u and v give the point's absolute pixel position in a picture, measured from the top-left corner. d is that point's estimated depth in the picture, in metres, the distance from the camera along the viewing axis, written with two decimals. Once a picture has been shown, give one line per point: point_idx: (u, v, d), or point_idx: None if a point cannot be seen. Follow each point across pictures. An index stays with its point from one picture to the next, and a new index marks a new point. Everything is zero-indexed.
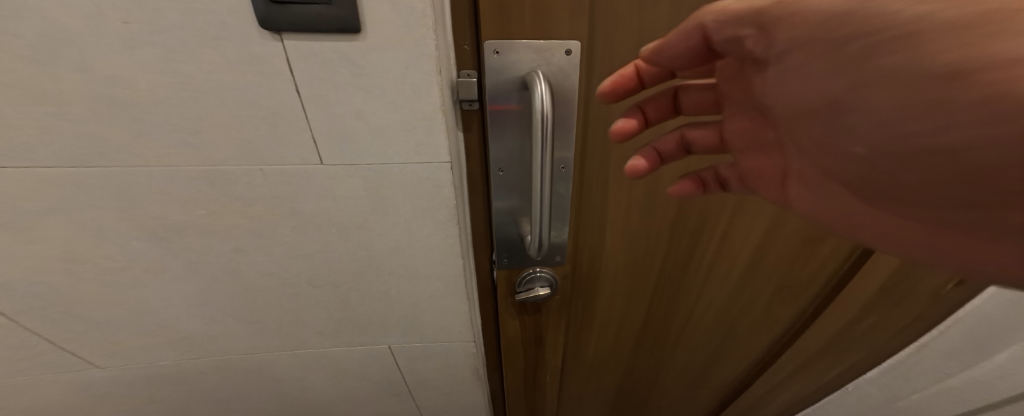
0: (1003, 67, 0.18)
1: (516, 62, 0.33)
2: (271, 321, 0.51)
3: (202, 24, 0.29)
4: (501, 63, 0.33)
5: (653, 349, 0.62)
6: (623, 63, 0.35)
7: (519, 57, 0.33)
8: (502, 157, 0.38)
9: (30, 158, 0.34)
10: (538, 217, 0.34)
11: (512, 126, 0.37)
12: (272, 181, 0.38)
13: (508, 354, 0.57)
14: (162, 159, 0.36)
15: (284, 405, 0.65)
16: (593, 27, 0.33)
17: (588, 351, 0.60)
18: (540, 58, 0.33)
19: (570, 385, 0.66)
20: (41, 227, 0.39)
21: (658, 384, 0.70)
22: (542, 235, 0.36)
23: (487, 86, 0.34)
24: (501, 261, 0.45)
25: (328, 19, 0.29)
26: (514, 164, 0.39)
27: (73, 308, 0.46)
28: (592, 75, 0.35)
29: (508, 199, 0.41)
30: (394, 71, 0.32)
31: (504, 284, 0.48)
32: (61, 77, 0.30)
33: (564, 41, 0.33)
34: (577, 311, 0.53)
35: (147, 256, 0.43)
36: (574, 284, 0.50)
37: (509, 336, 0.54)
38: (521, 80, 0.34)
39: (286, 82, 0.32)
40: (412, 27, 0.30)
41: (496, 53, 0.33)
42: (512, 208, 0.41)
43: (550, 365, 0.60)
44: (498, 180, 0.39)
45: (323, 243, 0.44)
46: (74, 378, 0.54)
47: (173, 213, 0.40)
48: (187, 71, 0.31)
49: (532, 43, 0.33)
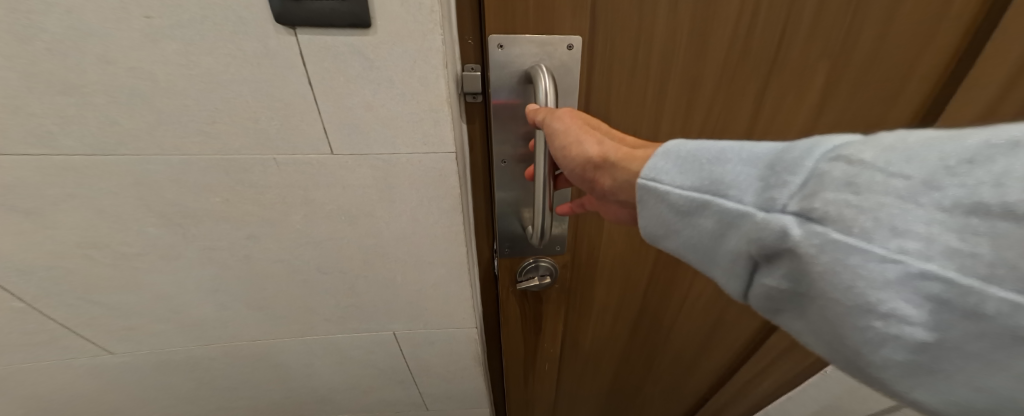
0: (554, 133, 0.31)
1: (519, 56, 0.35)
2: (280, 308, 0.53)
3: (221, 18, 0.31)
4: (505, 57, 0.35)
5: (645, 339, 0.65)
6: (622, 61, 0.35)
7: (522, 50, 0.35)
8: (505, 148, 0.40)
9: (54, 146, 0.36)
10: (541, 210, 0.34)
11: (515, 120, 0.39)
12: (284, 170, 0.40)
13: (506, 341, 0.58)
14: (181, 148, 0.37)
15: (292, 392, 0.67)
16: (594, 21, 0.33)
17: (586, 340, 0.62)
18: (542, 52, 0.35)
19: (567, 372, 0.68)
20: (61, 213, 0.40)
21: (649, 373, 0.73)
22: (545, 227, 0.35)
23: (491, 81, 0.36)
24: (503, 250, 0.47)
25: (341, 14, 0.31)
26: (517, 155, 0.41)
27: (90, 294, 0.48)
28: (593, 71, 0.36)
29: (510, 190, 0.43)
30: (403, 64, 0.34)
31: (506, 272, 0.50)
32: (86, 69, 0.32)
33: (565, 37, 0.34)
34: (575, 301, 0.55)
35: (163, 243, 0.44)
36: (574, 275, 0.51)
37: (511, 323, 0.56)
38: (524, 75, 0.36)
39: (299, 75, 0.34)
40: (420, 22, 0.32)
41: (500, 47, 0.34)
42: (514, 198, 0.44)
43: (549, 352, 0.62)
44: (501, 170, 0.41)
45: (332, 231, 0.45)
46: (88, 363, 0.56)
47: (189, 201, 0.41)
48: (206, 63, 0.33)
49: (536, 37, 0.34)
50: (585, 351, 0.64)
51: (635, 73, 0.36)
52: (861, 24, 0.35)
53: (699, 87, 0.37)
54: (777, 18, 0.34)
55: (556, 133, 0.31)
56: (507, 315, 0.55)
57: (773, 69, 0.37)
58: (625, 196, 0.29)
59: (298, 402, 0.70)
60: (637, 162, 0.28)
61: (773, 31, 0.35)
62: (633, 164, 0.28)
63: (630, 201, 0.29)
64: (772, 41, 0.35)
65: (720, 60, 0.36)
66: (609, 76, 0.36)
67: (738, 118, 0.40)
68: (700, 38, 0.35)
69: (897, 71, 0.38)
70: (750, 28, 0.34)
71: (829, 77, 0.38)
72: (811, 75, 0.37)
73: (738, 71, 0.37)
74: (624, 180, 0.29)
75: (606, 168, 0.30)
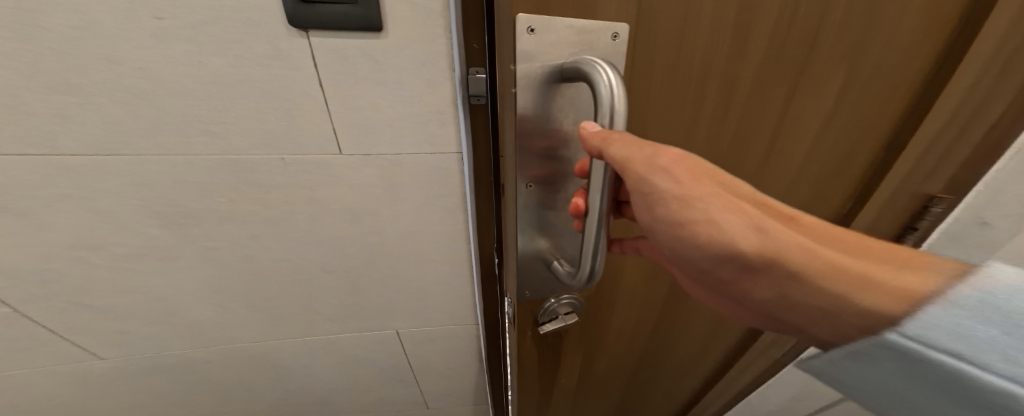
0: (686, 206, 0.26)
1: (554, 45, 0.26)
2: (281, 308, 0.53)
3: (231, 21, 0.31)
4: (536, 45, 0.26)
5: (657, 348, 0.61)
6: (664, 61, 0.29)
7: (557, 37, 0.26)
8: (530, 168, 0.30)
9: (51, 146, 0.35)
10: (589, 250, 0.27)
11: (544, 130, 0.29)
12: (292, 170, 0.40)
13: (520, 382, 0.46)
14: (185, 148, 0.37)
15: (288, 394, 0.67)
16: (641, 5, 0.26)
17: (601, 365, 0.54)
18: (581, 41, 0.26)
19: (580, 401, 0.58)
20: (55, 214, 0.39)
21: (656, 380, 0.70)
22: (597, 268, 0.27)
23: (515, 82, 0.27)
24: (523, 292, 0.36)
25: (353, 18, 0.32)
26: (544, 177, 0.31)
27: (81, 297, 0.47)
28: (633, 70, 0.29)
29: (533, 219, 0.33)
30: (411, 67, 0.36)
31: (523, 316, 0.39)
32: (89, 69, 0.32)
33: (611, 24, 0.26)
34: (593, 332, 0.48)
35: (163, 244, 0.44)
36: (591, 308, 0.44)
37: (526, 363, 0.44)
38: (558, 72, 0.27)
39: (309, 77, 0.35)
40: (430, 27, 0.34)
41: (531, 32, 0.25)
42: (538, 226, 0.34)
43: (564, 387, 0.52)
44: (524, 196, 0.32)
45: (338, 230, 0.46)
46: (74, 369, 0.54)
47: (191, 200, 0.41)
48: (215, 64, 0.33)
49: (575, 22, 0.26)
50: (593, 378, 0.56)
51: (680, 73, 0.30)
52: (876, 20, 0.35)
53: (737, 88, 0.33)
54: (814, 13, 0.32)
55: (693, 207, 0.26)
56: (521, 357, 0.43)
57: (803, 70, 0.35)
58: (788, 303, 0.27)
59: (296, 404, 0.69)
60: (835, 279, 0.25)
61: (809, 26, 0.32)
62: (817, 278, 0.25)
63: (791, 311, 0.27)
64: (806, 41, 0.33)
65: (759, 56, 0.32)
66: (650, 75, 0.30)
67: (764, 123, 0.37)
68: (741, 37, 0.30)
69: (891, 69, 0.39)
70: (791, 24, 0.31)
71: (845, 74, 0.37)
72: (829, 74, 0.36)
73: (772, 74, 0.34)
74: (797, 288, 0.26)
75: (765, 269, 0.26)
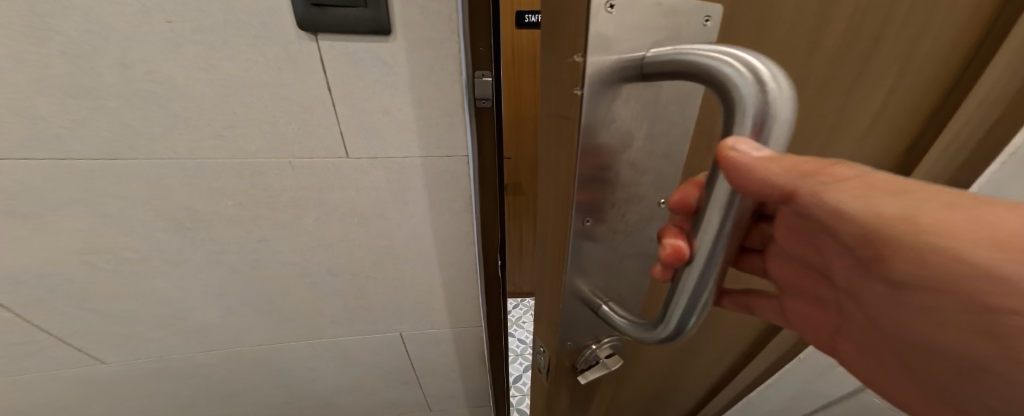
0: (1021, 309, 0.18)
1: (635, 28, 0.19)
2: (286, 312, 0.53)
3: (243, 24, 0.31)
4: (616, 29, 0.19)
5: (676, 367, 0.57)
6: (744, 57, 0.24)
7: (640, 18, 0.19)
8: (592, 195, 0.23)
9: (59, 150, 0.35)
10: (684, 306, 0.21)
11: (611, 144, 0.22)
12: (300, 173, 0.40)
13: None
14: (194, 152, 0.37)
15: (292, 397, 0.67)
16: None
17: (626, 396, 0.48)
18: (669, 25, 0.20)
19: None
20: (61, 218, 0.39)
21: (671, 395, 0.66)
22: (694, 321, 0.21)
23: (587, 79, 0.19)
24: (564, 340, 0.29)
25: (364, 21, 0.32)
26: (608, 203, 0.24)
27: (86, 301, 0.46)
28: None
29: (590, 254, 0.26)
30: (420, 70, 0.36)
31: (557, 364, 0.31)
32: (101, 73, 0.32)
33: (703, 4, 0.21)
34: (629, 368, 0.39)
35: (170, 248, 0.44)
36: (634, 344, 0.36)
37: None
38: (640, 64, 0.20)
39: (319, 80, 0.35)
40: (440, 30, 0.34)
41: (610, 8, 0.18)
42: (595, 262, 0.26)
43: None
44: (582, 232, 0.24)
45: (345, 233, 0.46)
46: (77, 373, 0.54)
47: (199, 204, 0.41)
48: (226, 67, 0.33)
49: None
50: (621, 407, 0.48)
51: None
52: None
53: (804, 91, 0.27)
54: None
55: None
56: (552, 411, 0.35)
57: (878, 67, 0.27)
58: None
59: (299, 407, 0.69)
60: None
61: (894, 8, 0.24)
62: None
63: None
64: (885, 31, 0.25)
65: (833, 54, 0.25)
66: None
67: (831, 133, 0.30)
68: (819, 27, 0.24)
69: None
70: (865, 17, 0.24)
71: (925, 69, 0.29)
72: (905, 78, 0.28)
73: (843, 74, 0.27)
74: None
75: None
